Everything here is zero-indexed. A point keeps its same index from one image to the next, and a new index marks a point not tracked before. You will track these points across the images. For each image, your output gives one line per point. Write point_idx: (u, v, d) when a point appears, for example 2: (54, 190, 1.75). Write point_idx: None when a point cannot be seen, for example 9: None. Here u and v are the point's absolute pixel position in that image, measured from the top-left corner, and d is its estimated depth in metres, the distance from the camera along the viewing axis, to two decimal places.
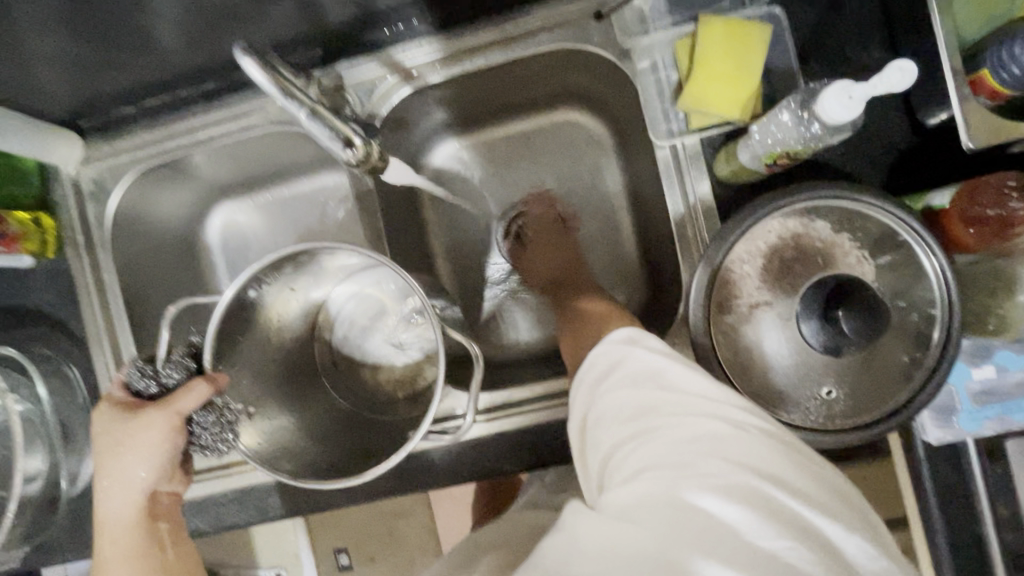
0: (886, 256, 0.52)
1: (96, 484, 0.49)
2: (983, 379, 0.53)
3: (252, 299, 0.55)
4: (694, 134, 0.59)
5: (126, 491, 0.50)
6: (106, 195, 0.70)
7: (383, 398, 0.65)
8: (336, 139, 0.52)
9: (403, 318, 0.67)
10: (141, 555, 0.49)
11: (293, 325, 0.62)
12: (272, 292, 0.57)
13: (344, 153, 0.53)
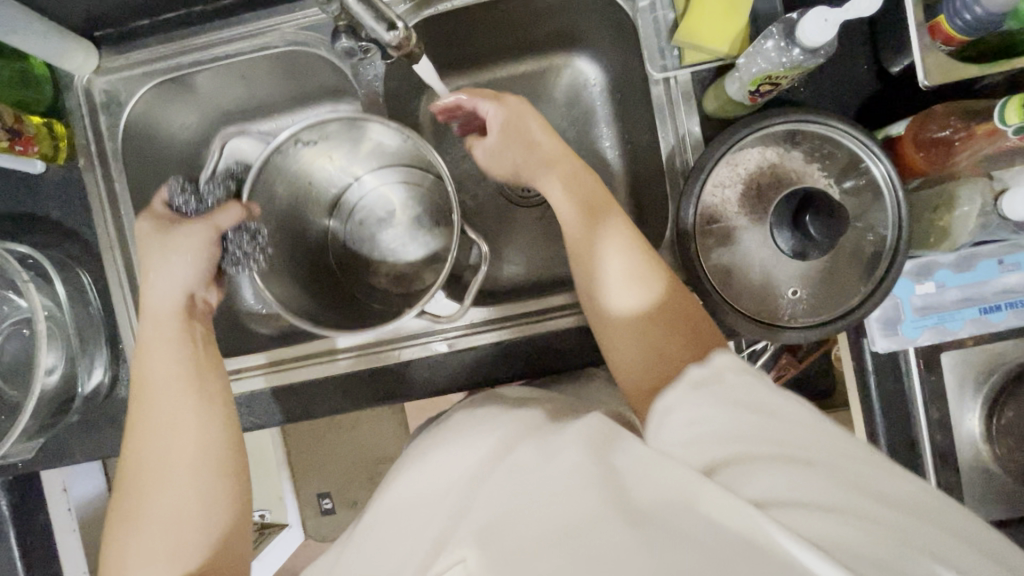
0: (851, 179, 0.59)
1: (146, 275, 0.57)
2: (923, 294, 0.61)
3: (293, 153, 0.62)
4: (686, 69, 0.64)
5: (171, 286, 0.57)
6: (120, 107, 0.71)
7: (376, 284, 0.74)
8: (380, 23, 0.55)
9: (413, 221, 0.75)
10: (180, 344, 0.55)
11: (318, 187, 0.70)
12: (310, 152, 0.64)
13: (387, 36, 0.56)
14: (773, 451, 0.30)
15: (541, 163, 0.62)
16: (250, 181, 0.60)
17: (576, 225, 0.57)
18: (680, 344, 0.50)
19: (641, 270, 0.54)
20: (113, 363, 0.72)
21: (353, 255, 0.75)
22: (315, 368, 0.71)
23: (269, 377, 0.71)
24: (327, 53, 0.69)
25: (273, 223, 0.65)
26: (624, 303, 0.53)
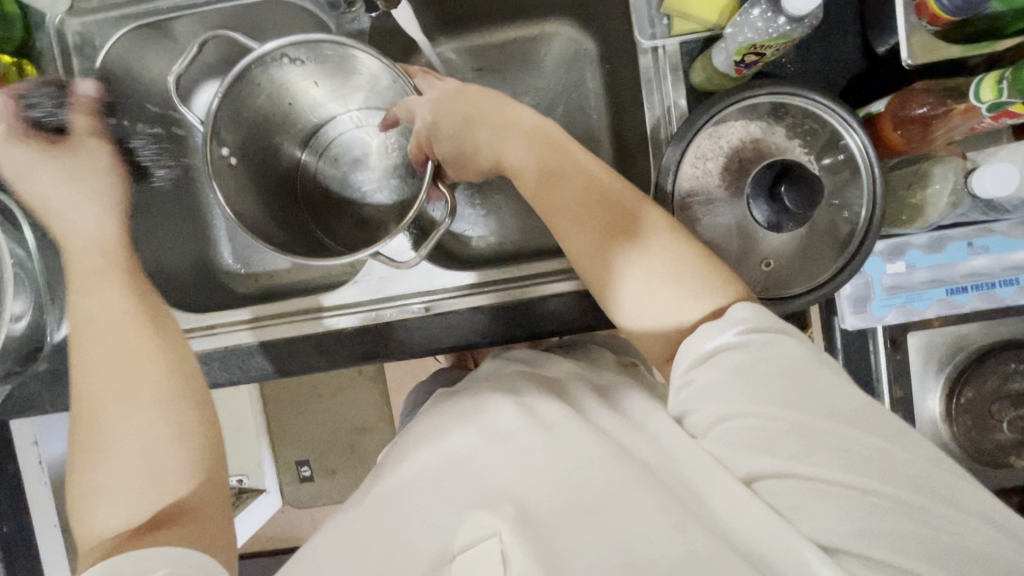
0: (830, 156, 0.59)
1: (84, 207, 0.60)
2: (894, 273, 0.62)
3: (274, 67, 0.60)
4: (674, 40, 0.64)
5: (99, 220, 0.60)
6: (94, 51, 0.70)
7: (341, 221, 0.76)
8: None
9: (387, 168, 0.76)
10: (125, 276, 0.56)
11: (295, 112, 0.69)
12: (297, 72, 0.62)
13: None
14: (835, 439, 0.38)
15: (487, 126, 0.58)
16: (222, 93, 0.57)
17: (546, 180, 0.53)
18: (690, 288, 0.46)
19: (630, 208, 0.50)
20: None
21: (321, 189, 0.75)
22: (292, 326, 0.71)
23: (243, 334, 0.71)
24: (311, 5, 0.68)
25: (242, 140, 0.63)
26: (630, 264, 0.48)
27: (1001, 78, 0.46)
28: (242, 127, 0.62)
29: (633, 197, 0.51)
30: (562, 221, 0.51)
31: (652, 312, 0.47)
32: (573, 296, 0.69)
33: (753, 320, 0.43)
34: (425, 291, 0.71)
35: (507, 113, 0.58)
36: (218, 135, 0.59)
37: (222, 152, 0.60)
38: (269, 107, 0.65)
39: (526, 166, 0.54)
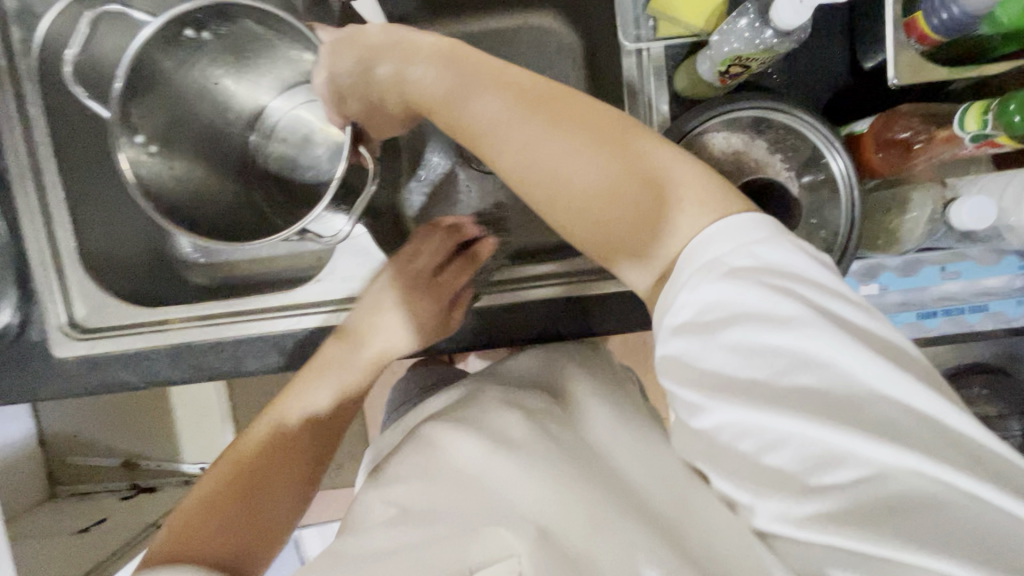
0: (810, 173, 0.59)
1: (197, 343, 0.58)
2: (866, 296, 0.61)
3: (176, 46, 0.52)
4: (660, 43, 0.61)
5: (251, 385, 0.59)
6: (34, 19, 0.64)
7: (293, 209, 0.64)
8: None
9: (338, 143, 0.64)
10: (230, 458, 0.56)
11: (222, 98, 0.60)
12: (202, 52, 0.54)
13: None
14: (838, 410, 0.34)
15: (390, 62, 0.45)
16: (125, 80, 0.49)
17: (472, 118, 0.41)
18: (625, 214, 0.39)
19: (563, 120, 0.40)
20: (23, 302, 0.67)
21: (269, 179, 0.64)
22: (248, 325, 0.67)
23: (197, 331, 0.67)
24: None
25: (162, 130, 0.56)
26: (599, 194, 0.39)
27: (987, 108, 0.45)
28: (156, 112, 0.54)
29: (580, 111, 0.40)
30: (511, 166, 0.40)
31: (636, 243, 0.40)
32: (544, 305, 0.67)
33: (727, 256, 0.37)
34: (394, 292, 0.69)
35: (410, 44, 0.45)
36: (129, 124, 0.52)
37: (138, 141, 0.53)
38: (185, 90, 0.57)
39: (444, 97, 0.42)
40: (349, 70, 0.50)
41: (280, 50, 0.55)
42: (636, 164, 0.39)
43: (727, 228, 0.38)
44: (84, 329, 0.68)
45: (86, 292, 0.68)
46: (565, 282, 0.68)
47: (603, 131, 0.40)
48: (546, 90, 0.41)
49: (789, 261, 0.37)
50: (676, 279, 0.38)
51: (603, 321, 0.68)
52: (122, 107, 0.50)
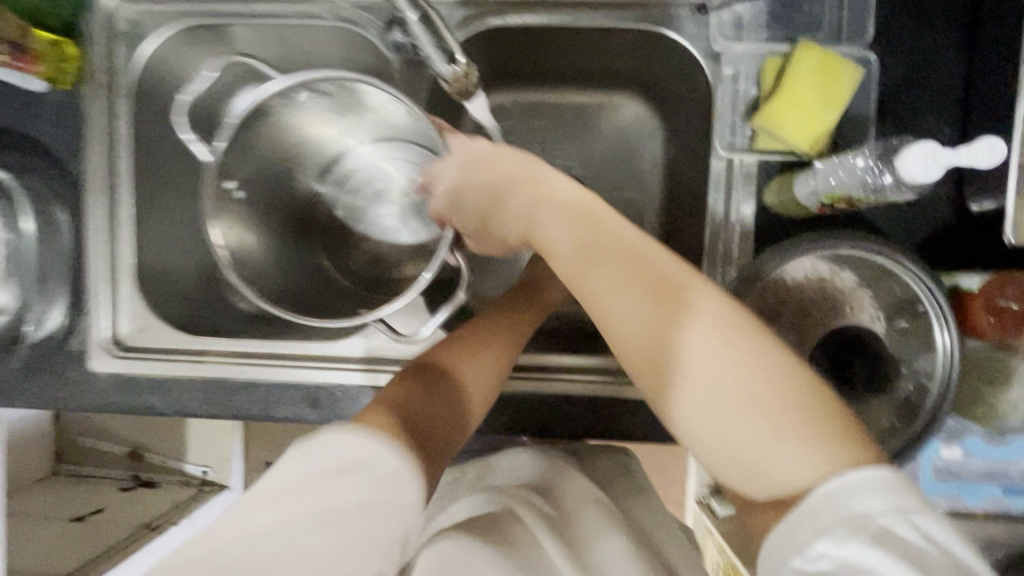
0: (903, 319, 0.54)
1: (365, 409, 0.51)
2: (947, 459, 0.56)
3: (295, 104, 0.53)
4: (756, 155, 0.59)
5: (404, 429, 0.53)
6: (141, 41, 0.66)
7: (357, 266, 0.65)
8: (441, 57, 0.51)
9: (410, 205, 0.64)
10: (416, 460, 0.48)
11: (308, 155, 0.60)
12: (310, 115, 0.55)
13: (444, 69, 0.52)
14: None
15: (516, 190, 0.49)
16: (233, 130, 0.50)
17: (583, 277, 0.40)
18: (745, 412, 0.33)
19: (670, 291, 0.37)
20: (75, 308, 0.67)
21: (336, 228, 0.65)
22: (284, 370, 0.66)
23: (235, 366, 0.66)
24: (375, 37, 0.64)
25: (254, 179, 0.56)
26: (717, 394, 0.34)
27: None
28: (252, 165, 0.55)
29: (713, 303, 0.36)
30: (619, 333, 0.38)
31: (753, 464, 0.33)
32: (588, 399, 0.64)
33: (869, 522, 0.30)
34: None
35: (540, 181, 0.48)
36: (225, 172, 0.52)
37: (230, 186, 0.53)
38: (281, 150, 0.57)
39: (563, 247, 0.42)
40: (479, 191, 0.53)
41: (379, 122, 0.57)
42: (756, 347, 0.34)
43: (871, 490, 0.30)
44: (125, 347, 0.67)
45: (133, 310, 0.68)
46: (611, 379, 0.64)
47: (739, 329, 0.35)
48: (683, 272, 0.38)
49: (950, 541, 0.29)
50: (806, 524, 0.31)
51: (648, 428, 0.63)
52: (224, 156, 0.50)
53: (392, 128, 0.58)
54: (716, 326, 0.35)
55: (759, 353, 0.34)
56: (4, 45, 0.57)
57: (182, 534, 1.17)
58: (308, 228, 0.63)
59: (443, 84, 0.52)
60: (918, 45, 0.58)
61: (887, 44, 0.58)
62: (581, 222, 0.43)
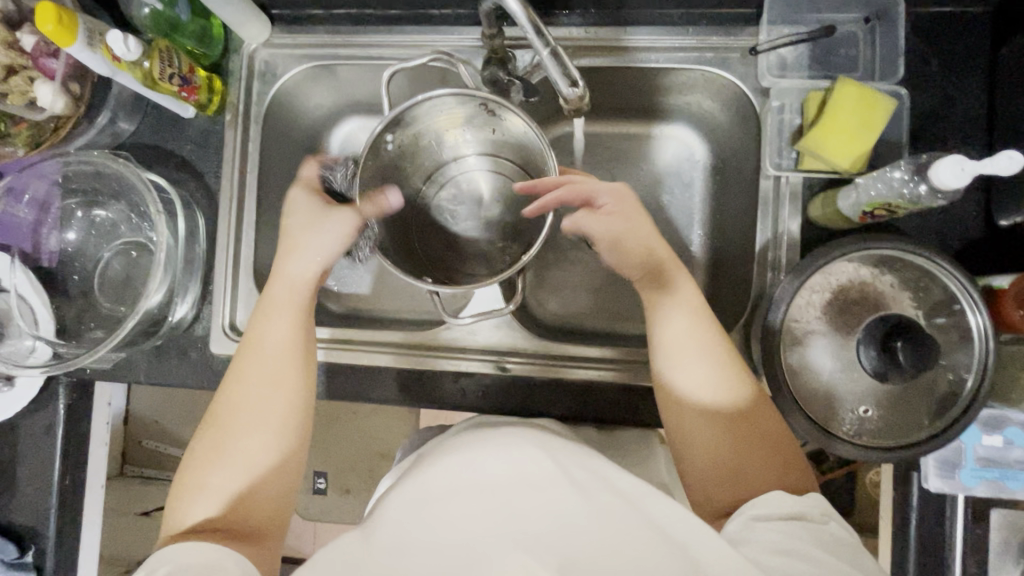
0: (941, 315, 0.60)
1: (255, 326, 0.59)
2: (988, 446, 0.62)
3: (466, 107, 0.64)
4: (800, 173, 0.68)
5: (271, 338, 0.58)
6: (274, 78, 0.79)
7: (439, 253, 0.77)
8: (564, 79, 0.53)
9: (493, 216, 0.78)
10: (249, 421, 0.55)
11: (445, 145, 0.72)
12: (468, 118, 0.67)
13: (566, 92, 0.54)
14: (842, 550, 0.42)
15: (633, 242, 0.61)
16: (413, 104, 0.61)
17: (656, 324, 0.59)
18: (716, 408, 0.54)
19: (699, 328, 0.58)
20: (201, 299, 0.77)
21: (431, 216, 0.77)
22: (377, 355, 0.75)
23: (335, 352, 0.75)
24: (471, 75, 0.76)
25: (404, 140, 0.67)
26: (706, 389, 0.55)
27: None
28: (408, 133, 0.66)
29: (742, 377, 0.55)
30: (661, 355, 0.57)
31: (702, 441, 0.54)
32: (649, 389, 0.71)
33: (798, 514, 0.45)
34: (497, 353, 0.75)
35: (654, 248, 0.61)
36: (390, 128, 0.63)
37: (384, 140, 0.64)
38: (430, 133, 0.69)
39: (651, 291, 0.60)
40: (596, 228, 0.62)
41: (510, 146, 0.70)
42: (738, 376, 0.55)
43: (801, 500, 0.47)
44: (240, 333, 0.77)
45: (249, 303, 0.78)
46: None
47: (729, 364, 0.56)
48: (692, 298, 0.59)
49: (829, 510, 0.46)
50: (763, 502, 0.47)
51: None
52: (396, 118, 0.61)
53: (507, 149, 0.71)
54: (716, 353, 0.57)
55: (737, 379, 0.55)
56: (176, 80, 0.70)
57: None
58: (411, 211, 0.75)
59: (561, 104, 0.55)
60: (944, 82, 0.67)
61: (918, 81, 0.67)
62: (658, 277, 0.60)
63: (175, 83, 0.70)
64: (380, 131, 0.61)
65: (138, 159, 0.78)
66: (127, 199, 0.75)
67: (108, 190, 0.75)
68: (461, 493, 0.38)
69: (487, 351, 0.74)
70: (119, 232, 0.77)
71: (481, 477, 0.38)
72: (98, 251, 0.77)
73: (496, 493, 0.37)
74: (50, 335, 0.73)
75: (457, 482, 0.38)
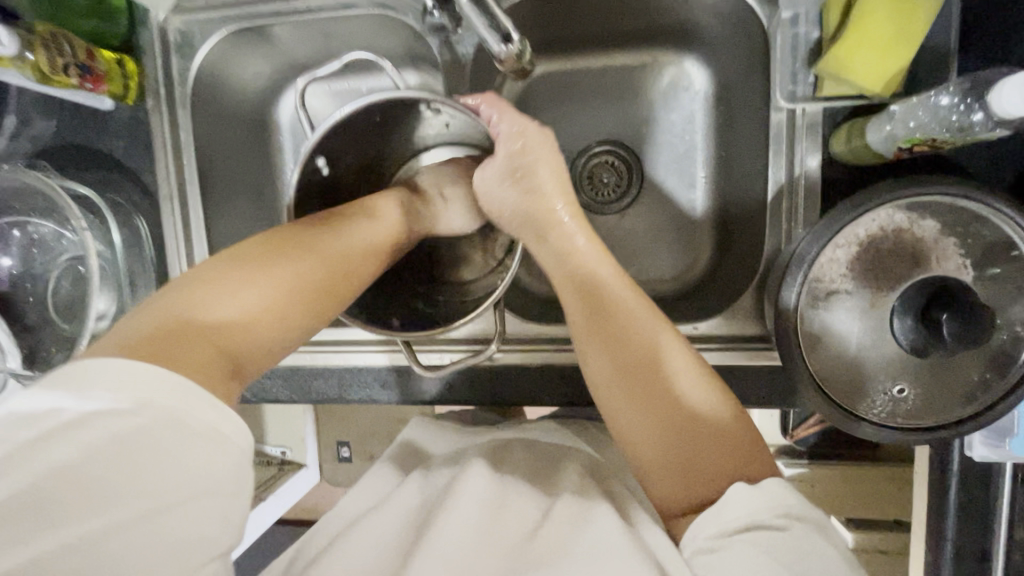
0: (995, 265, 0.50)
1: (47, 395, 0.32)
2: None
3: (397, 105, 0.57)
4: (821, 102, 0.56)
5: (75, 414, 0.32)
6: (193, 50, 0.68)
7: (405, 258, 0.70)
8: (493, 35, 0.54)
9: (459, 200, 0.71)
10: None
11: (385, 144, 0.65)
12: (404, 114, 0.60)
13: (498, 49, 0.55)
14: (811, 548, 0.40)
15: (579, 262, 0.53)
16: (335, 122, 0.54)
17: (625, 372, 0.48)
18: (651, 417, 0.47)
19: (653, 323, 0.50)
20: None
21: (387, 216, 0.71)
22: (354, 355, 0.69)
23: (309, 355, 0.70)
24: (415, 22, 0.65)
25: (335, 155, 0.60)
26: (632, 399, 0.47)
27: None
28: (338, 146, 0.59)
29: (698, 378, 0.48)
30: (649, 428, 0.47)
31: (639, 461, 0.48)
32: None
33: (760, 513, 0.42)
34: (481, 342, 0.68)
35: (582, 258, 0.53)
36: (315, 152, 0.56)
37: (315, 165, 0.57)
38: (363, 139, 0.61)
39: (585, 293, 0.51)
40: (547, 247, 0.55)
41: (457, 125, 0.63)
42: (637, 356, 0.48)
43: (765, 491, 0.43)
44: None
45: None
46: None
47: (677, 365, 0.48)
48: (636, 304, 0.50)
49: (792, 502, 0.43)
50: (718, 511, 0.43)
51: None
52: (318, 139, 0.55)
53: (456, 129, 0.65)
54: (648, 349, 0.48)
55: (634, 363, 0.48)
56: (74, 70, 0.61)
57: (267, 509, 1.26)
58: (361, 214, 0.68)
59: (496, 63, 0.55)
60: None
61: None
62: (594, 280, 0.52)
63: (73, 75, 0.61)
64: (305, 159, 0.55)
65: (66, 162, 0.71)
66: (58, 211, 0.68)
67: (37, 203, 0.68)
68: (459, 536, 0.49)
69: (468, 339, 0.68)
70: (61, 248, 0.70)
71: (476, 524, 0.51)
72: (46, 270, 0.70)
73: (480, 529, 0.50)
74: (17, 366, 0.68)
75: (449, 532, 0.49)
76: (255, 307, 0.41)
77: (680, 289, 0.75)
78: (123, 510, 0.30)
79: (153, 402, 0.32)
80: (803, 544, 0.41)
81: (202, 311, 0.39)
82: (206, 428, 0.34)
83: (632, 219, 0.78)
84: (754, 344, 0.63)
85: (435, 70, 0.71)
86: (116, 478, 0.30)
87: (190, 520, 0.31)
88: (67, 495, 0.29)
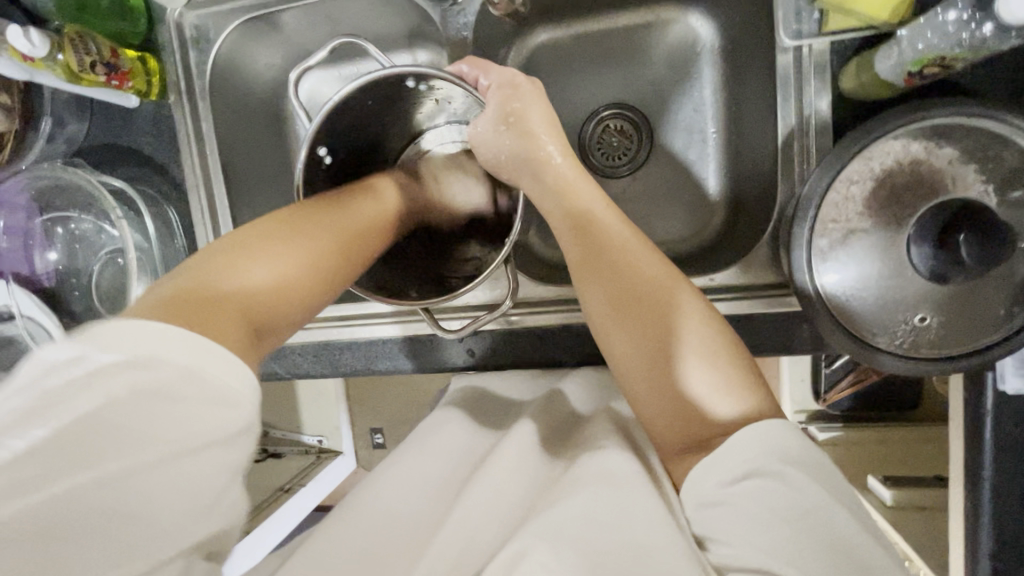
0: (1019, 188, 0.49)
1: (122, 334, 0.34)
2: None
3: (391, 85, 0.59)
4: (826, 38, 0.55)
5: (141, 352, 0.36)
6: (208, 44, 0.71)
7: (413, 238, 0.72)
8: None
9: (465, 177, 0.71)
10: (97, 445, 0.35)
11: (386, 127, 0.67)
12: (398, 94, 0.62)
13: None
14: (824, 511, 0.39)
15: (577, 201, 0.55)
16: (334, 105, 0.56)
17: (620, 305, 0.50)
18: (644, 348, 0.48)
19: (649, 262, 0.51)
20: None
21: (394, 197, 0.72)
22: (377, 325, 0.72)
23: (333, 329, 0.73)
24: None
25: (338, 141, 0.62)
26: (626, 331, 0.50)
27: None
28: (340, 132, 0.62)
29: (696, 314, 0.49)
30: (641, 359, 0.48)
31: (632, 397, 0.50)
32: None
33: (758, 461, 0.42)
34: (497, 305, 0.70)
35: (579, 194, 0.56)
36: (318, 139, 0.59)
37: (320, 152, 0.60)
38: (364, 123, 0.64)
39: (582, 233, 0.54)
40: (542, 191, 0.58)
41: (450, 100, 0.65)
42: (633, 289, 0.50)
43: (767, 440, 0.42)
44: None
45: None
46: None
47: (674, 302, 0.49)
48: (633, 243, 0.52)
49: (802, 454, 0.42)
50: (723, 462, 0.43)
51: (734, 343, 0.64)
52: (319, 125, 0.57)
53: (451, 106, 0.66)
54: (644, 283, 0.50)
55: (629, 296, 0.50)
56: (100, 67, 0.64)
57: (309, 494, 1.30)
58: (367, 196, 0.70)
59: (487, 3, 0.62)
60: None
61: None
62: (589, 221, 0.54)
63: (100, 72, 0.64)
64: (312, 143, 0.57)
65: (100, 161, 0.75)
66: (96, 205, 0.72)
67: (77, 200, 0.73)
68: (484, 489, 0.52)
69: (479, 302, 0.70)
70: (100, 242, 0.75)
71: (501, 484, 0.52)
72: (89, 263, 0.75)
73: (501, 482, 0.53)
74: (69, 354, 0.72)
75: (480, 486, 0.52)
76: (274, 255, 0.44)
77: (696, 247, 0.75)
78: (158, 441, 0.32)
79: (196, 363, 0.34)
80: (817, 499, 0.40)
81: (220, 254, 0.43)
82: (228, 392, 0.35)
83: (644, 180, 0.77)
84: (773, 292, 0.63)
85: (439, 46, 0.72)
86: (142, 427, 0.32)
87: (206, 468, 0.33)
88: (102, 426, 0.31)
